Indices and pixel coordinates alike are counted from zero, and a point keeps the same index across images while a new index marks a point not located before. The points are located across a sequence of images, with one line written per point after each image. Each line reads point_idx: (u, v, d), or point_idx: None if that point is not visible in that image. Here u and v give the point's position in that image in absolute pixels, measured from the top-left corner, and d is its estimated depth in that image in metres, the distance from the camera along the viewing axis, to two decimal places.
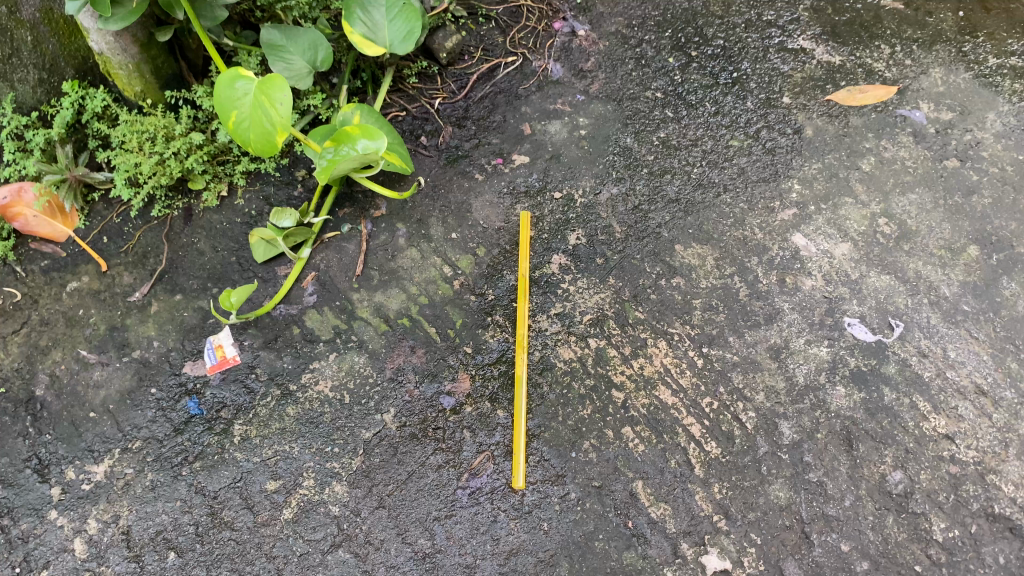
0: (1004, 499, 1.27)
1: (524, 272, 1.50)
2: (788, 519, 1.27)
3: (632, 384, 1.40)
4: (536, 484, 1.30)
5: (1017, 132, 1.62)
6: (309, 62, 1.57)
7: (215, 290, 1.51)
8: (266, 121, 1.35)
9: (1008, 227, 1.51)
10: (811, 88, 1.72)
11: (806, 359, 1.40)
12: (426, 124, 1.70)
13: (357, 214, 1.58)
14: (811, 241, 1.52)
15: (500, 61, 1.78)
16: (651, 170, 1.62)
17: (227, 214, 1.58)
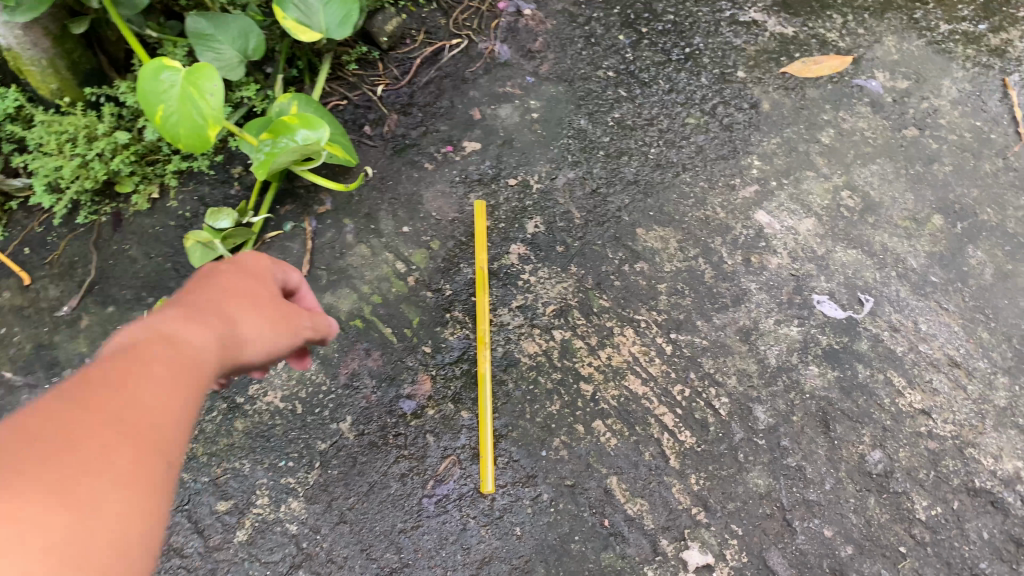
0: (984, 472, 1.24)
1: (483, 266, 1.42)
2: (769, 507, 1.23)
3: (600, 376, 1.33)
4: (506, 488, 1.24)
5: (972, 98, 1.60)
6: (240, 51, 1.47)
7: (151, 299, 1.40)
8: (197, 115, 1.24)
9: (970, 194, 1.49)
10: (765, 61, 1.67)
11: (777, 340, 1.36)
12: (370, 113, 1.60)
13: (301, 211, 1.48)
14: (774, 218, 1.48)
15: (444, 45, 1.69)
16: (608, 152, 1.56)
17: (160, 218, 1.47)
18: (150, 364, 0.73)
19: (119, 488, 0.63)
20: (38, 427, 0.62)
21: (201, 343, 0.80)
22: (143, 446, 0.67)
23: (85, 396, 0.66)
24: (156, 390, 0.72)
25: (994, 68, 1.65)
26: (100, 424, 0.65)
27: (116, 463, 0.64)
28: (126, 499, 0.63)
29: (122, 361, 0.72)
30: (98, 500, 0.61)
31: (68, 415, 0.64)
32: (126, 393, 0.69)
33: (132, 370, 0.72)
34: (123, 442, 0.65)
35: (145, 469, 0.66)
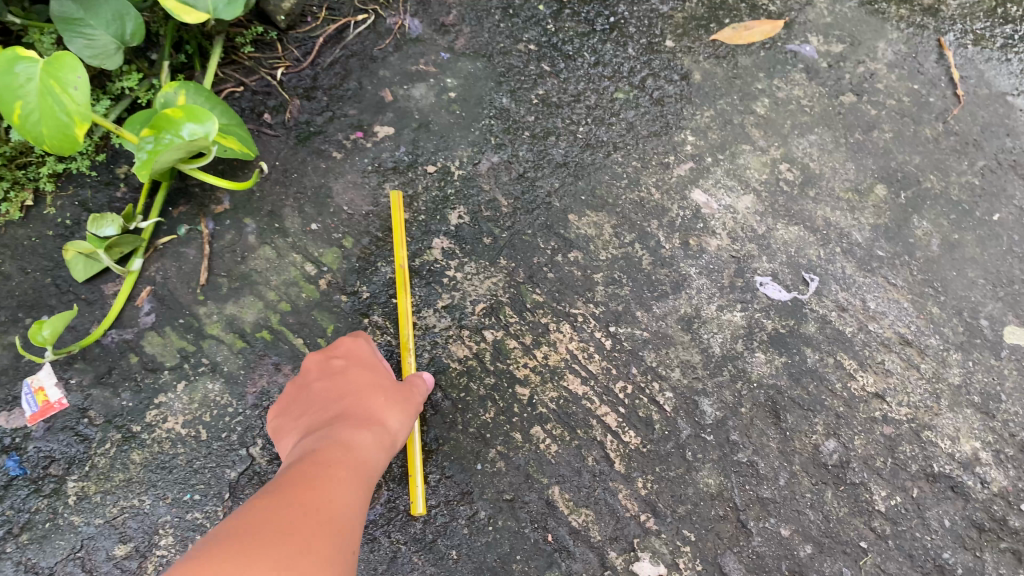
0: (942, 456, 1.18)
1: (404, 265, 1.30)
2: (722, 509, 1.15)
3: (536, 378, 1.23)
4: (439, 508, 1.13)
5: (909, 61, 1.54)
6: (116, 37, 1.31)
7: (28, 321, 1.25)
8: (61, 112, 1.09)
9: (912, 161, 1.42)
10: (693, 28, 1.57)
11: (721, 328, 1.27)
12: (268, 99, 1.45)
13: (195, 212, 1.34)
14: (712, 196, 1.39)
15: (349, 20, 1.52)
16: (533, 133, 1.45)
17: (36, 227, 1.32)
18: (358, 454, 0.96)
19: (347, 528, 0.84)
20: (292, 506, 0.81)
21: (394, 420, 1.05)
22: (358, 495, 0.90)
23: (309, 482, 0.87)
24: (360, 467, 0.94)
25: (929, 28, 1.57)
26: (341, 489, 0.88)
27: (341, 510, 0.85)
28: (351, 536, 0.84)
29: (331, 452, 0.94)
30: (344, 532, 0.83)
31: (312, 484, 0.86)
32: (352, 469, 0.93)
33: (345, 456, 0.94)
34: (352, 502, 0.88)
35: (357, 509, 0.88)
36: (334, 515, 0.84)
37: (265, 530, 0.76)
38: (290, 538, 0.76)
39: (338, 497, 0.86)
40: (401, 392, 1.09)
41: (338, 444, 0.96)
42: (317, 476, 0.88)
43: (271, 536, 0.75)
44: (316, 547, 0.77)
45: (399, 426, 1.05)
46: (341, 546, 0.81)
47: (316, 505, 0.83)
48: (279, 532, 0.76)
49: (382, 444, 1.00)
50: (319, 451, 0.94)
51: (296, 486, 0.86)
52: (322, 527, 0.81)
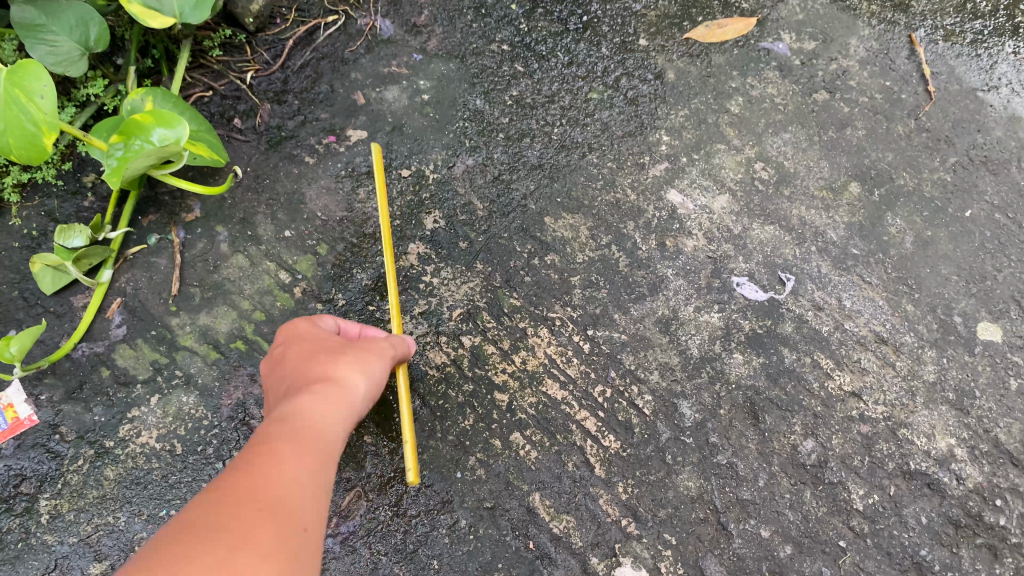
0: (918, 454, 1.19)
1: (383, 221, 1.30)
2: (701, 511, 1.15)
3: (515, 383, 1.23)
4: (420, 517, 1.13)
5: (881, 57, 1.54)
6: (79, 43, 1.29)
7: None
8: (27, 121, 1.06)
9: (886, 158, 1.43)
10: (667, 27, 1.56)
11: (698, 330, 1.27)
12: (238, 103, 1.43)
13: (166, 220, 1.31)
14: (687, 196, 1.39)
15: (319, 22, 1.48)
16: (508, 134, 1.44)
17: (2, 239, 1.29)
18: (314, 430, 0.83)
19: (313, 498, 0.76)
20: (243, 480, 0.72)
21: (352, 380, 0.92)
22: (326, 464, 0.81)
23: (262, 454, 0.77)
24: (322, 440, 0.83)
25: (900, 25, 1.57)
26: (297, 468, 0.77)
27: (305, 481, 0.76)
28: (319, 507, 0.76)
29: (283, 428, 0.82)
30: (304, 502, 0.74)
31: (262, 457, 0.76)
32: (311, 443, 0.81)
33: (300, 433, 0.82)
34: (315, 480, 0.77)
35: (327, 479, 0.80)
36: (298, 485, 0.75)
37: (218, 506, 0.68)
38: (234, 523, 0.66)
39: (296, 467, 0.77)
40: (357, 357, 0.95)
41: (288, 423, 0.83)
42: (270, 448, 0.78)
43: (215, 525, 0.65)
44: (269, 523, 0.68)
45: (367, 380, 0.94)
46: (303, 521, 0.72)
47: (268, 480, 0.73)
48: (225, 511, 0.67)
49: (349, 400, 0.91)
50: (265, 432, 0.82)
51: (249, 458, 0.77)
52: (275, 501, 0.71)
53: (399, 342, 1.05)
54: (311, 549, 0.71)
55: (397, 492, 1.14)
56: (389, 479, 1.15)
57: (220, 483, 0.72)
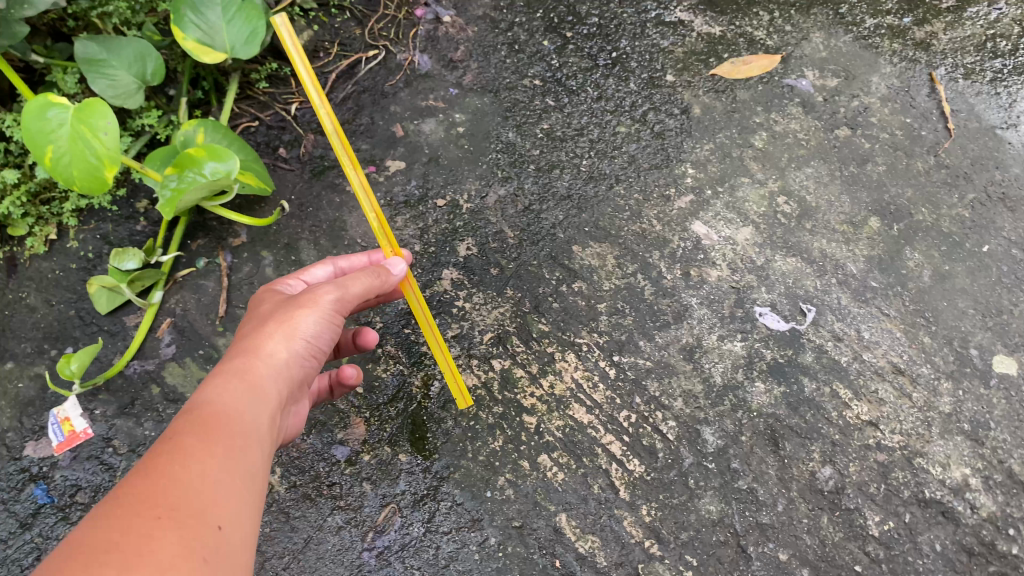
0: (934, 482, 1.22)
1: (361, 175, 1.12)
2: (722, 534, 1.19)
3: (543, 406, 1.28)
4: (450, 534, 1.18)
5: (901, 94, 1.59)
6: (138, 76, 1.35)
7: (54, 352, 1.29)
8: (91, 155, 1.13)
9: (905, 194, 1.47)
10: (694, 63, 1.63)
11: (721, 357, 1.32)
12: (284, 133, 1.52)
13: (213, 245, 1.39)
14: (711, 228, 1.44)
15: (360, 57, 1.62)
16: (539, 166, 1.50)
17: (59, 260, 1.37)
18: (228, 415, 0.76)
19: (227, 492, 0.69)
20: (143, 483, 0.65)
21: (276, 349, 0.87)
22: (242, 449, 0.74)
23: (164, 451, 0.69)
24: (237, 426, 0.76)
25: (921, 62, 1.63)
26: (208, 462, 0.70)
27: (218, 474, 0.70)
28: (236, 500, 0.70)
29: (192, 414, 0.75)
30: (218, 498, 0.68)
31: (164, 450, 0.69)
32: (223, 430, 0.74)
33: (212, 420, 0.74)
34: (230, 471, 0.71)
35: (245, 466, 0.73)
36: (209, 483, 0.68)
37: (110, 519, 0.61)
38: (132, 538, 0.59)
39: (207, 462, 0.70)
40: (283, 317, 0.90)
41: (198, 409, 0.76)
42: (175, 441, 0.70)
43: (109, 546, 0.58)
44: (172, 530, 0.62)
45: (293, 343, 0.89)
46: (218, 520, 0.66)
47: (173, 480, 0.66)
48: (118, 525, 0.60)
49: (270, 373, 0.85)
50: (170, 423, 0.74)
51: (150, 456, 0.69)
52: (180, 503, 0.64)
53: (354, 278, 0.97)
54: (231, 550, 0.66)
55: (430, 508, 1.20)
56: (422, 496, 1.21)
57: (117, 488, 0.64)
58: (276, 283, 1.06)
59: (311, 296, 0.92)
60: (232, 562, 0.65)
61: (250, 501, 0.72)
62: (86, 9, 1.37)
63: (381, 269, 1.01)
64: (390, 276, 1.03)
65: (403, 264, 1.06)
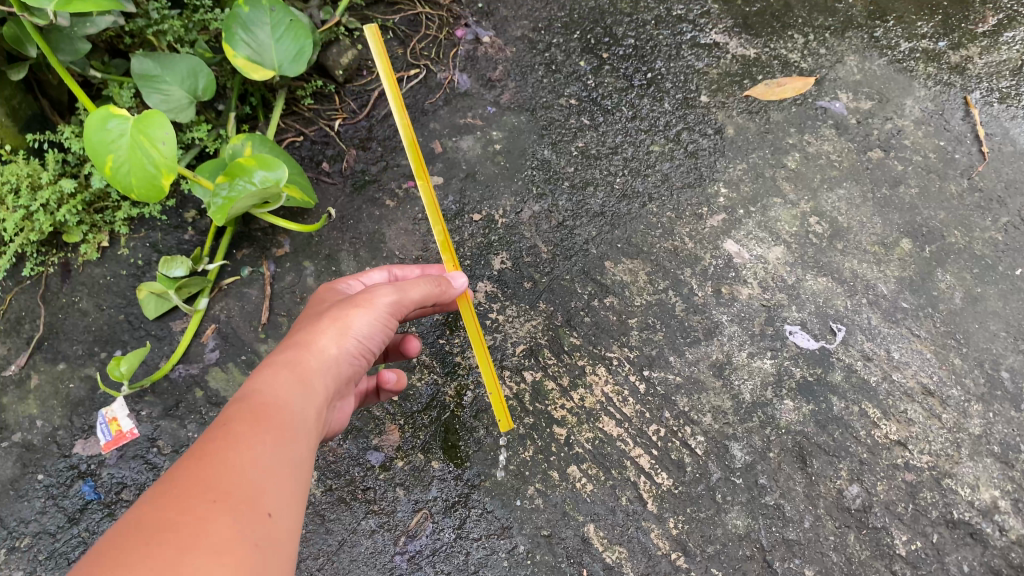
0: (962, 503, 1.22)
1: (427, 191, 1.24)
2: (748, 549, 1.20)
3: (573, 418, 1.30)
4: (480, 541, 1.20)
5: (935, 117, 1.60)
6: (189, 91, 1.41)
7: (104, 355, 1.35)
8: (149, 163, 1.18)
9: (938, 216, 1.48)
10: (728, 84, 1.66)
11: (751, 374, 1.33)
12: (327, 148, 1.58)
13: (258, 254, 1.44)
14: (743, 247, 1.46)
15: (402, 75, 1.67)
16: (573, 183, 1.54)
17: (111, 267, 1.42)
18: (279, 406, 0.80)
19: (275, 481, 0.72)
20: (196, 468, 0.68)
21: (328, 346, 0.91)
22: (290, 440, 0.78)
23: (217, 438, 0.72)
24: (286, 417, 0.79)
25: (956, 86, 1.64)
26: (258, 450, 0.73)
27: (267, 464, 0.73)
28: (283, 490, 0.73)
29: (244, 405, 0.78)
30: (267, 486, 0.71)
31: (217, 438, 0.72)
32: (273, 420, 0.77)
33: (263, 411, 0.78)
34: (278, 461, 0.74)
35: (292, 457, 0.77)
36: (259, 472, 0.71)
37: (165, 501, 0.64)
38: (187, 520, 0.63)
39: (257, 450, 0.73)
40: (338, 315, 0.94)
41: (250, 399, 0.79)
42: (227, 428, 0.73)
43: (165, 526, 0.61)
44: (223, 515, 0.65)
45: (345, 341, 0.92)
46: (265, 507, 0.69)
47: (225, 467, 0.69)
48: (173, 507, 0.63)
49: (321, 368, 0.88)
50: (223, 411, 0.78)
51: (204, 441, 0.72)
52: (231, 489, 0.68)
53: (410, 283, 1.01)
54: (277, 537, 0.69)
55: (461, 515, 1.23)
56: (454, 502, 1.24)
57: (171, 471, 0.67)
58: (332, 283, 1.10)
59: (367, 298, 0.96)
60: (277, 549, 0.68)
61: (295, 491, 0.75)
62: (143, 27, 1.43)
63: (440, 279, 1.06)
64: (446, 285, 1.07)
65: (464, 278, 1.13)
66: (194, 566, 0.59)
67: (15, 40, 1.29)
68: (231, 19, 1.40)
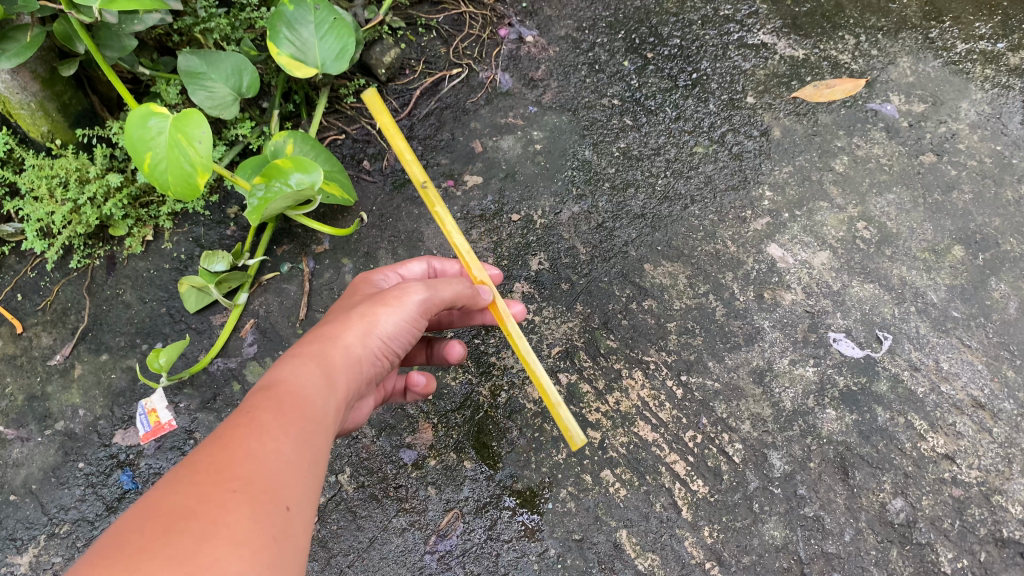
0: (1012, 521, 1.18)
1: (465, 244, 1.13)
2: (786, 561, 1.17)
3: (608, 422, 1.28)
4: (511, 543, 1.19)
5: (992, 121, 1.54)
6: (233, 89, 1.43)
7: (145, 347, 1.37)
8: (186, 162, 1.18)
9: (992, 223, 1.43)
10: (775, 85, 1.62)
11: (792, 382, 1.30)
12: (368, 147, 1.60)
13: (297, 251, 1.46)
14: (788, 251, 1.42)
15: (444, 74, 1.68)
16: (613, 184, 1.52)
17: (154, 260, 1.45)
18: (303, 398, 0.79)
19: (297, 474, 0.72)
20: (218, 456, 0.68)
21: (353, 342, 0.90)
22: (312, 434, 0.77)
23: (241, 426, 0.72)
24: (311, 411, 0.79)
25: (1014, 89, 1.58)
26: (280, 442, 0.73)
27: (289, 456, 0.72)
28: (304, 482, 0.72)
29: (269, 394, 0.78)
30: (289, 479, 0.70)
31: (242, 426, 0.72)
32: (298, 413, 0.77)
33: (288, 402, 0.77)
34: (300, 454, 0.74)
35: (314, 451, 0.76)
36: (281, 464, 0.71)
37: (186, 486, 0.64)
38: (207, 507, 0.63)
39: (279, 441, 0.73)
40: (366, 312, 0.93)
41: (275, 389, 0.79)
42: (250, 417, 0.73)
43: (185, 512, 0.61)
44: (244, 504, 0.65)
45: (370, 339, 0.92)
46: (286, 499, 0.69)
47: (246, 457, 0.69)
48: (194, 493, 0.63)
49: (345, 364, 0.88)
50: (247, 399, 0.77)
51: (228, 430, 0.72)
52: (253, 478, 0.67)
53: (444, 282, 0.99)
54: (295, 529, 0.68)
55: (492, 516, 1.22)
56: (485, 503, 1.23)
57: (194, 456, 0.67)
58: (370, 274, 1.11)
59: (397, 296, 0.95)
60: (296, 542, 0.68)
61: (314, 486, 0.74)
62: (191, 25, 1.46)
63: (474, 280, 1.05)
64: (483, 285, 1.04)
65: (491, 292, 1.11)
66: (212, 553, 0.59)
67: (65, 36, 1.31)
68: (275, 17, 1.42)
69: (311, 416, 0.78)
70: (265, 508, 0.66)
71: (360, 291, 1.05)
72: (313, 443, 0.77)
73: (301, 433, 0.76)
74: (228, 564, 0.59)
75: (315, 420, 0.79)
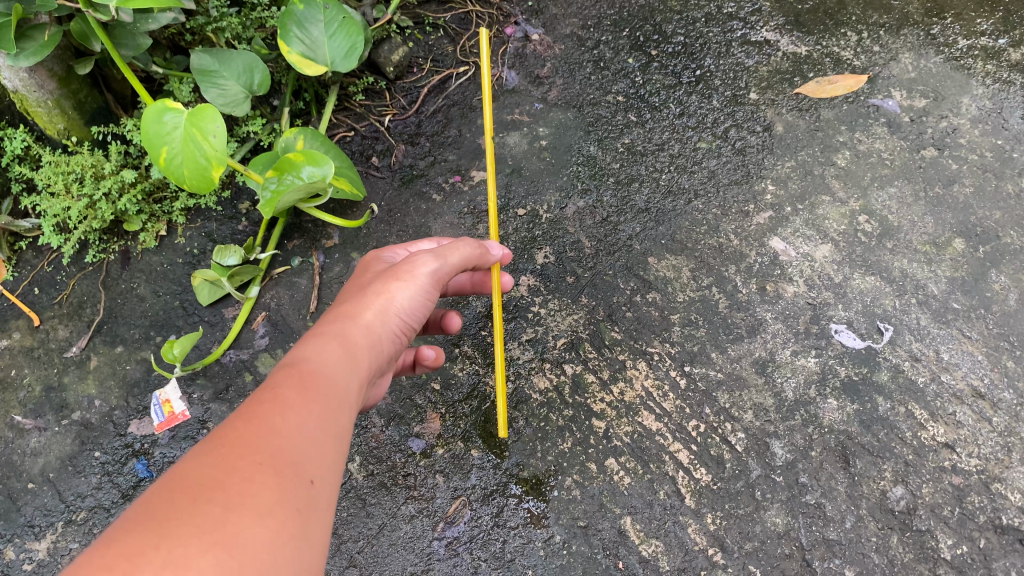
0: (1012, 508, 1.19)
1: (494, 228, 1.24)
2: (788, 547, 1.19)
3: (613, 412, 1.31)
4: (517, 529, 1.22)
5: (993, 116, 1.56)
6: (245, 87, 1.46)
7: (159, 339, 1.40)
8: (200, 156, 1.21)
9: (993, 216, 1.45)
10: (778, 81, 1.65)
11: (794, 372, 1.32)
12: (377, 143, 1.62)
13: (308, 245, 1.48)
14: (790, 244, 1.44)
15: (452, 72, 1.70)
16: (618, 179, 1.54)
17: (168, 255, 1.48)
18: (325, 376, 0.82)
19: (320, 449, 0.74)
20: (244, 431, 0.70)
21: (371, 319, 0.93)
22: (334, 408, 0.80)
23: (265, 402, 0.74)
24: (332, 387, 0.81)
25: (1016, 84, 1.60)
26: (303, 417, 0.75)
27: (312, 431, 0.75)
28: (327, 457, 0.75)
29: (294, 371, 0.80)
30: (311, 454, 0.73)
31: (267, 402, 0.74)
32: (319, 389, 0.79)
33: (310, 379, 0.80)
34: (323, 429, 0.76)
35: (337, 425, 0.79)
36: (303, 438, 0.73)
37: (213, 457, 0.67)
38: (234, 479, 0.65)
39: (302, 416, 0.75)
40: (380, 289, 0.96)
41: (298, 365, 0.81)
42: (274, 393, 0.76)
43: (213, 483, 0.64)
44: (269, 477, 0.67)
45: (387, 316, 0.94)
46: (309, 474, 0.71)
47: (270, 431, 0.71)
48: (221, 465, 0.66)
49: (364, 342, 0.90)
50: (271, 376, 0.80)
51: (253, 405, 0.74)
52: (278, 453, 0.70)
53: (453, 254, 1.02)
54: (318, 501, 0.71)
55: (499, 503, 1.24)
56: (492, 491, 1.25)
57: (220, 430, 0.70)
58: (381, 251, 1.13)
59: (408, 270, 0.97)
60: (319, 515, 0.70)
61: (336, 458, 0.77)
62: (203, 24, 1.49)
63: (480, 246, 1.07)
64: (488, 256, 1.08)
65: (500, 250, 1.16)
66: (238, 525, 0.62)
67: (81, 35, 1.33)
68: (286, 16, 1.45)
69: (334, 393, 0.81)
70: (290, 481, 0.69)
71: (373, 268, 1.07)
72: (336, 418, 0.79)
73: (325, 409, 0.78)
74: (253, 535, 0.62)
75: (337, 396, 0.81)
